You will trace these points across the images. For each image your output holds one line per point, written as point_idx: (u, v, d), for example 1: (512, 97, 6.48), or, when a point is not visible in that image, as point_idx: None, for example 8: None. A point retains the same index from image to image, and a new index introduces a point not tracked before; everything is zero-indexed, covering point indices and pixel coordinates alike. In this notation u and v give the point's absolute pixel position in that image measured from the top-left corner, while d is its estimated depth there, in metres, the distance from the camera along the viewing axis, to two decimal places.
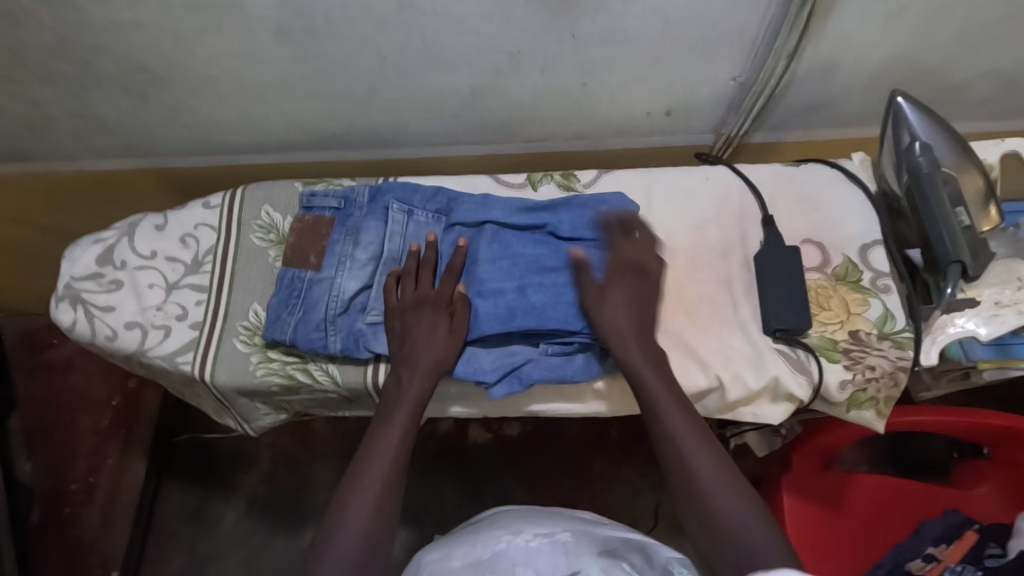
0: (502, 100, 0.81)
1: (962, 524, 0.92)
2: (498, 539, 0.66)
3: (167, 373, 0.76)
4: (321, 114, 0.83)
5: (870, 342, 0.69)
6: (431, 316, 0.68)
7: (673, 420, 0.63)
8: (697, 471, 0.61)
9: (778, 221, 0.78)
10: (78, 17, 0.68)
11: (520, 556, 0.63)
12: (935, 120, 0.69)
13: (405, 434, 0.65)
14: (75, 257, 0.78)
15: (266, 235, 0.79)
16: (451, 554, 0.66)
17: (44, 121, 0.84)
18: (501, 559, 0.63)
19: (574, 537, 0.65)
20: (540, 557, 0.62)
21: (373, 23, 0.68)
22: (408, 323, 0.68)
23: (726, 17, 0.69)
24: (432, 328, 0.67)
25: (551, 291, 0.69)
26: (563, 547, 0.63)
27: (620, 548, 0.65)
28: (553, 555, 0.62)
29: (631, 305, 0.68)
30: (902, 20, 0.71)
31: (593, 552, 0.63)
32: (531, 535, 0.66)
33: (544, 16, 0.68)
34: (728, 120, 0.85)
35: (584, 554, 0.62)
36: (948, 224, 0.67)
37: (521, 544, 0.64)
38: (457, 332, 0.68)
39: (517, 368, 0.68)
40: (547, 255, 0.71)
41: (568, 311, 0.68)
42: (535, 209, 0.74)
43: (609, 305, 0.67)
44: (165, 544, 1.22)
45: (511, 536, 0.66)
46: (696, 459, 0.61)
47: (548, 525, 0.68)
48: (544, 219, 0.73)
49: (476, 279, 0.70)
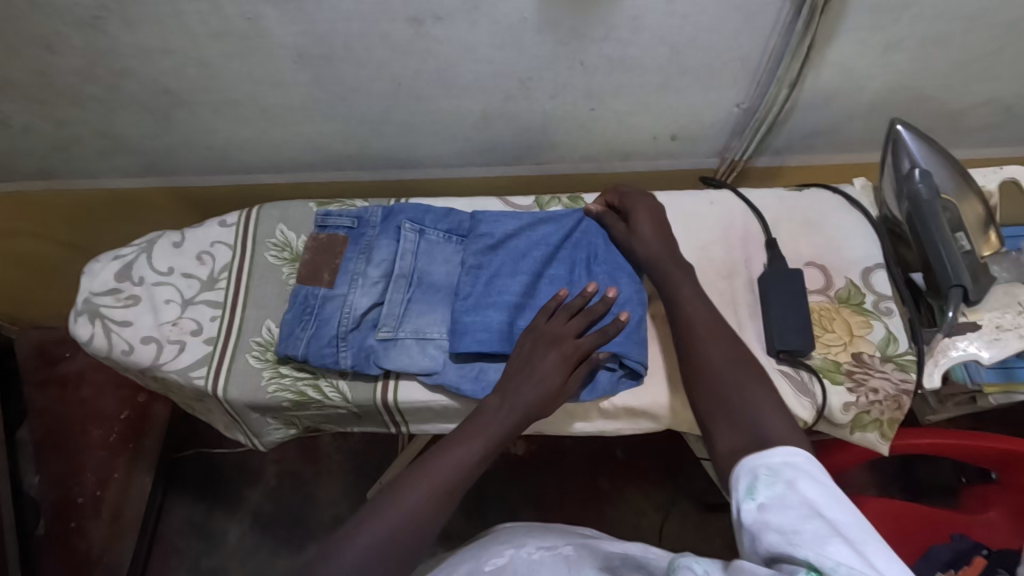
0: (513, 124, 0.83)
1: (970, 549, 0.94)
2: (500, 552, 0.67)
3: (180, 387, 0.78)
4: (336, 137, 0.86)
5: (873, 364, 0.70)
6: (559, 358, 0.66)
7: (702, 351, 0.64)
8: (717, 382, 0.62)
9: (782, 243, 0.79)
10: (109, 43, 0.71)
11: (522, 567, 0.64)
12: (934, 148, 0.71)
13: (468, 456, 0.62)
14: (95, 273, 0.80)
15: (280, 252, 0.81)
16: (455, 567, 0.66)
17: (68, 141, 0.87)
18: (504, 570, 0.64)
19: (576, 550, 0.66)
20: (541, 568, 0.63)
21: (390, 50, 0.71)
22: (535, 355, 0.67)
23: (729, 48, 0.72)
24: (553, 372, 0.66)
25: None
26: (565, 560, 0.64)
27: (620, 567, 0.64)
28: (555, 567, 0.63)
29: (659, 229, 0.75)
30: (902, 51, 0.74)
31: (594, 567, 0.63)
32: (533, 547, 0.67)
33: (554, 46, 0.70)
34: (733, 145, 0.87)
35: (585, 567, 0.63)
36: (948, 249, 0.68)
37: (524, 556, 0.65)
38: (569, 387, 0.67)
39: None
40: (562, 275, 0.74)
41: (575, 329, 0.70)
42: (555, 219, 0.78)
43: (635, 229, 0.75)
44: (168, 559, 1.23)
45: (513, 549, 0.67)
46: (716, 380, 0.62)
47: (549, 539, 0.69)
48: (559, 232, 0.76)
49: (490, 294, 0.72)
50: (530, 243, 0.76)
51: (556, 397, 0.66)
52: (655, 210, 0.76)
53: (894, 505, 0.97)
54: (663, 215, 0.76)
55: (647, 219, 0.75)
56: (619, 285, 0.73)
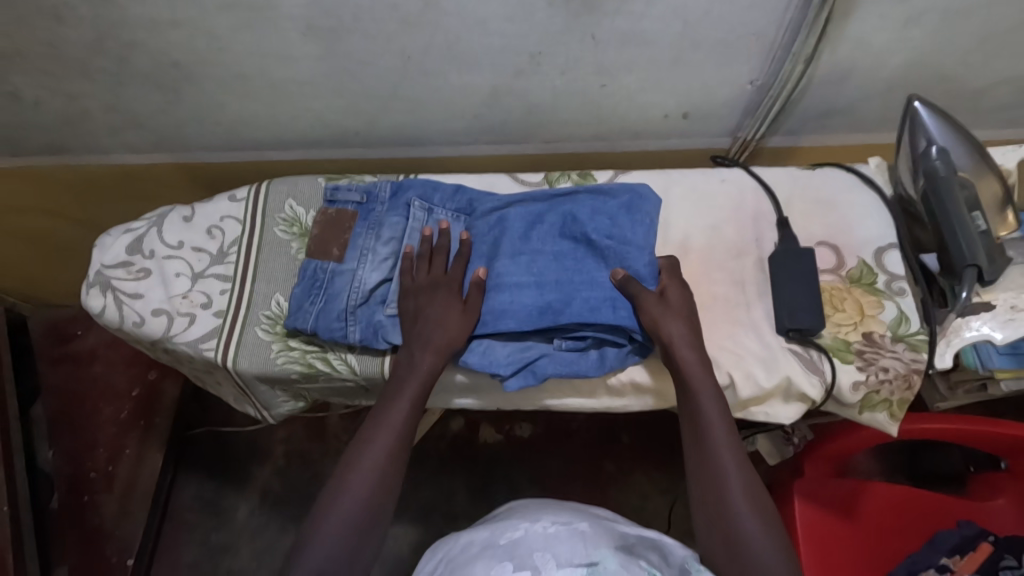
0: (522, 101, 0.82)
1: (976, 535, 0.92)
2: (516, 527, 0.67)
3: (190, 359, 0.78)
4: (345, 113, 0.85)
5: (884, 345, 0.69)
6: (445, 298, 0.70)
7: (718, 445, 0.64)
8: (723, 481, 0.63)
9: (793, 222, 0.78)
10: (118, 15, 0.71)
11: (537, 543, 0.63)
12: (953, 124, 0.70)
13: (411, 413, 0.67)
14: (106, 246, 0.81)
15: (289, 227, 0.81)
16: (473, 538, 0.67)
17: (80, 115, 0.87)
18: (519, 547, 0.63)
19: (592, 527, 0.66)
20: (557, 543, 0.63)
21: (399, 23, 0.71)
22: (421, 305, 0.71)
23: (743, 22, 0.71)
24: (451, 322, 0.69)
25: (566, 290, 0.70)
26: (580, 535, 0.64)
27: (636, 544, 0.65)
28: (571, 542, 0.63)
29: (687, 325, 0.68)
30: (921, 26, 0.72)
31: (611, 545, 0.63)
32: (548, 522, 0.67)
33: (565, 18, 0.70)
34: (745, 124, 0.86)
35: (602, 546, 0.62)
36: (964, 228, 0.67)
37: (540, 531, 0.65)
38: (471, 313, 0.70)
39: (532, 362, 0.69)
40: (569, 249, 0.73)
41: (583, 304, 0.68)
42: (555, 198, 0.76)
43: (663, 314, 0.67)
44: (179, 534, 1.25)
45: (528, 524, 0.67)
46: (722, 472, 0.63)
47: (564, 515, 0.69)
48: (563, 207, 0.75)
49: (494, 273, 0.72)
50: (527, 218, 0.75)
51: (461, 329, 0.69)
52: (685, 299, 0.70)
53: (901, 492, 0.97)
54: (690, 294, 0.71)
55: (680, 307, 0.69)
56: (630, 258, 0.71)
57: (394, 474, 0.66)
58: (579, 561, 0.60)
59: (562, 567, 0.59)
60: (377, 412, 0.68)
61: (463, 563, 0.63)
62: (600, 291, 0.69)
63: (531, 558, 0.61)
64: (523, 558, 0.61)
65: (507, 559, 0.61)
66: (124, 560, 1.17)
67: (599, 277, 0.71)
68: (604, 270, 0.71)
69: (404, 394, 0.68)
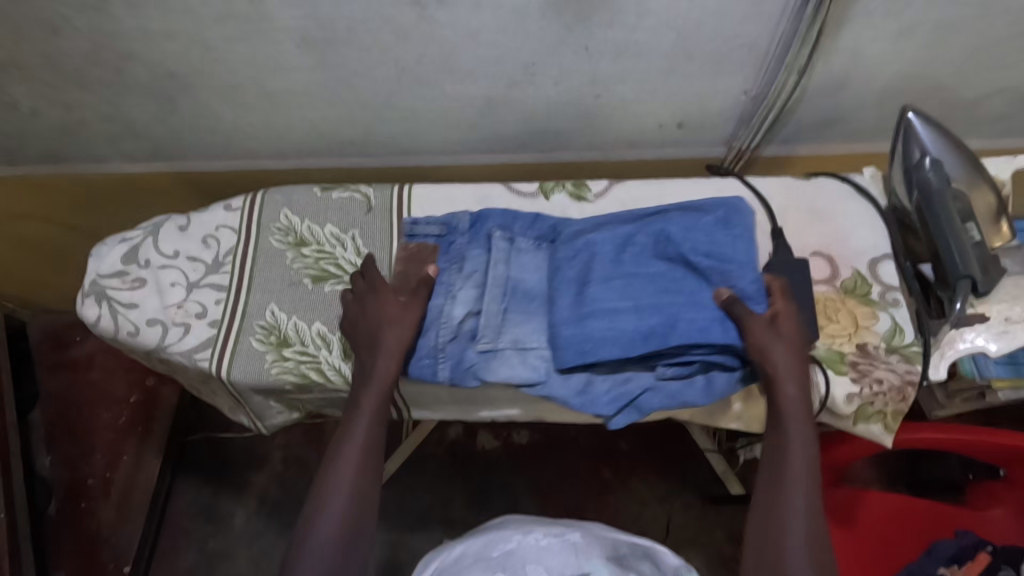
0: (517, 110, 0.83)
1: (974, 545, 0.91)
2: (508, 537, 0.67)
3: (185, 369, 0.78)
4: (340, 122, 0.86)
5: (877, 356, 0.69)
6: (380, 296, 0.72)
7: (791, 485, 0.62)
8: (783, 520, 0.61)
9: (787, 232, 0.78)
10: (114, 26, 0.71)
11: (531, 555, 0.67)
12: (945, 134, 0.70)
13: (374, 421, 0.67)
14: (101, 255, 0.81)
15: (284, 237, 0.82)
16: (463, 554, 0.66)
17: (77, 125, 0.87)
18: (512, 559, 0.66)
19: (584, 536, 0.68)
20: (551, 558, 0.67)
21: (393, 34, 0.71)
22: (363, 309, 0.72)
23: (737, 33, 0.71)
24: (396, 324, 0.70)
25: (666, 312, 0.67)
26: (572, 546, 0.67)
27: (628, 556, 0.68)
28: (563, 554, 0.67)
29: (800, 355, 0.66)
30: (914, 37, 0.72)
31: (602, 556, 0.67)
32: (541, 532, 0.68)
33: (558, 30, 0.70)
34: (740, 133, 0.86)
35: (594, 558, 0.67)
36: (957, 239, 0.67)
37: (533, 543, 0.67)
38: (410, 306, 0.72)
39: (635, 397, 0.68)
40: (666, 271, 0.70)
41: (687, 326, 0.65)
42: (642, 220, 0.74)
43: (774, 343, 0.65)
44: (176, 540, 1.25)
45: (521, 534, 0.68)
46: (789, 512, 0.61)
47: (559, 523, 0.70)
48: (653, 228, 0.73)
49: (586, 299, 0.69)
50: (615, 242, 0.73)
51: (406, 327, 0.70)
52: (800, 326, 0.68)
53: (892, 500, 0.98)
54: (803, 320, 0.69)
55: (794, 333, 0.67)
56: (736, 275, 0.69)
57: (370, 485, 0.66)
58: (570, 572, 0.65)
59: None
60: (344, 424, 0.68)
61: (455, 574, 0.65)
62: (706, 311, 0.66)
63: (525, 571, 0.66)
64: (515, 571, 0.66)
65: (501, 571, 0.65)
66: (120, 567, 1.16)
67: (699, 297, 0.68)
68: (706, 290, 0.68)
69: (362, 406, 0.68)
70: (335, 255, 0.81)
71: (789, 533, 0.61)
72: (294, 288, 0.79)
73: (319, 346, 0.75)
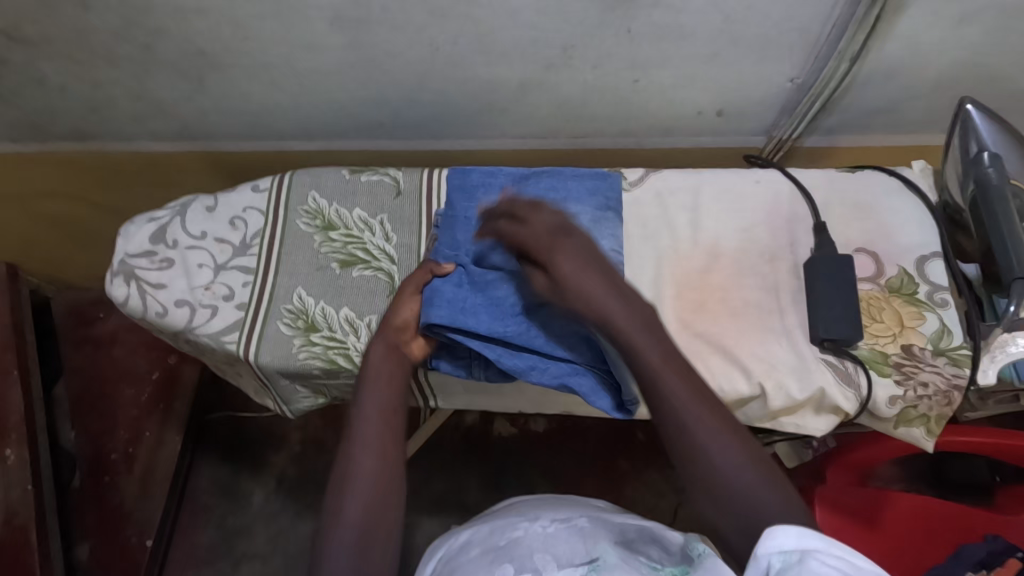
0: (551, 96, 0.80)
1: (1004, 551, 0.87)
2: (515, 526, 0.65)
3: (212, 351, 0.78)
4: (369, 103, 0.84)
5: (923, 358, 0.67)
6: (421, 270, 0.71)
7: (668, 379, 0.59)
8: (687, 415, 0.57)
9: (831, 228, 0.75)
10: (145, 1, 0.69)
11: (537, 543, 0.62)
12: (1006, 130, 0.67)
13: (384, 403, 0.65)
14: (129, 235, 0.80)
15: (312, 220, 0.80)
16: (470, 541, 0.66)
17: (106, 102, 0.86)
18: (519, 546, 0.62)
19: (591, 522, 0.65)
20: (557, 542, 0.62)
21: (429, 14, 0.68)
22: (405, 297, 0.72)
23: (788, 17, 0.68)
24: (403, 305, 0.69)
25: None
26: (580, 532, 0.63)
27: (636, 540, 0.64)
28: (571, 540, 0.62)
29: (588, 262, 0.65)
30: (976, 24, 0.68)
31: (610, 539, 0.62)
32: (548, 521, 0.66)
33: (600, 10, 0.67)
34: (781, 122, 0.84)
35: (601, 541, 0.61)
36: (1015, 238, 0.64)
37: (539, 531, 0.64)
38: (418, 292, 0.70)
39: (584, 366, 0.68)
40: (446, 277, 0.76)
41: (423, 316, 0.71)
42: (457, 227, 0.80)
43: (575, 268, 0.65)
44: (196, 516, 1.27)
45: (528, 523, 0.66)
46: (683, 403, 0.58)
47: (563, 511, 0.68)
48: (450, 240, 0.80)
49: None
50: None
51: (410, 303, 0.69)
52: (571, 243, 0.66)
53: (921, 502, 0.95)
54: (568, 230, 0.68)
55: (581, 252, 0.66)
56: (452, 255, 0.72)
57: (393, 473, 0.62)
58: (580, 559, 0.59)
59: (562, 569, 0.58)
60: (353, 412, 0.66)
61: (460, 564, 0.63)
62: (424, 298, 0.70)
63: (531, 558, 0.60)
64: (523, 560, 0.60)
65: (507, 561, 0.60)
66: (143, 542, 1.18)
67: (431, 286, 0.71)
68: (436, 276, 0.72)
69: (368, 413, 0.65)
70: (363, 240, 0.79)
71: (716, 438, 0.56)
72: (322, 273, 0.77)
73: (346, 331, 0.74)
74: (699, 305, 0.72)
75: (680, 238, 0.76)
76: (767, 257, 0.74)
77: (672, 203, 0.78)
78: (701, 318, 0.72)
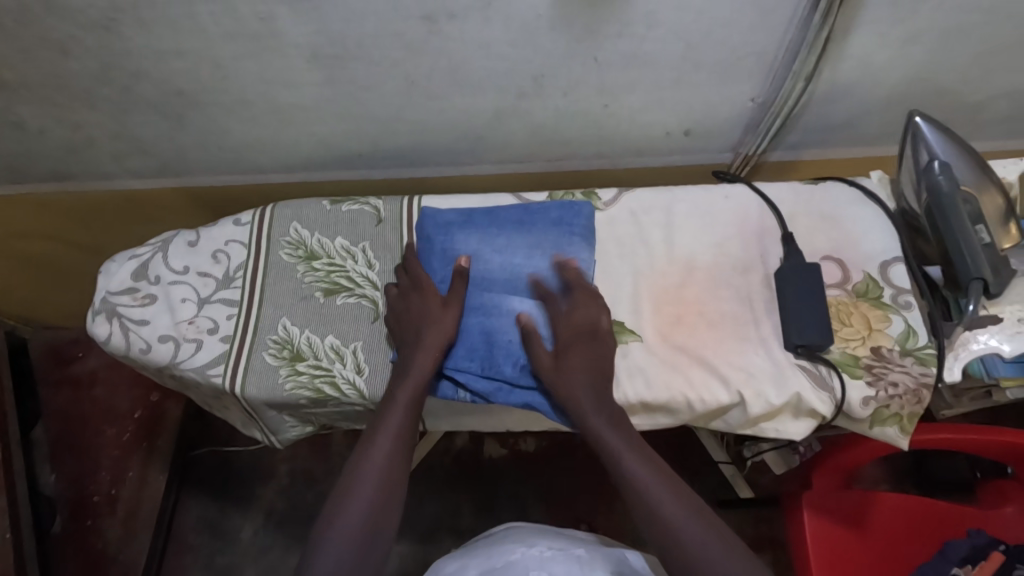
0: (525, 122, 0.83)
1: (987, 544, 0.91)
2: (511, 550, 0.66)
3: (197, 385, 0.78)
4: (348, 136, 0.86)
5: (892, 359, 0.69)
6: (421, 294, 0.73)
7: (636, 466, 0.64)
8: (657, 504, 0.62)
9: (799, 239, 0.78)
10: (124, 46, 0.71)
11: (533, 563, 0.64)
12: (954, 139, 0.71)
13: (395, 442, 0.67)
14: (111, 272, 0.81)
15: (294, 250, 0.81)
16: (467, 565, 0.67)
17: (85, 143, 0.87)
18: (514, 567, 0.64)
19: (588, 552, 0.66)
20: (554, 566, 0.63)
21: (404, 48, 0.71)
22: (404, 307, 0.73)
23: (744, 43, 0.72)
24: (436, 327, 0.70)
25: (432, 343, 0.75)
26: (578, 560, 0.65)
27: None
28: (569, 565, 0.64)
29: (593, 367, 0.68)
30: (919, 43, 0.73)
31: (606, 569, 0.64)
32: (545, 546, 0.67)
33: (567, 42, 0.70)
34: (746, 139, 0.87)
35: (598, 569, 0.64)
36: (969, 242, 0.67)
37: (535, 554, 0.65)
38: (450, 308, 0.71)
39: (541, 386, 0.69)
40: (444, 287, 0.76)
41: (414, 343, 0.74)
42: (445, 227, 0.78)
43: (578, 369, 0.68)
44: (182, 555, 1.21)
45: (524, 547, 0.67)
46: (649, 486, 0.63)
47: (562, 540, 0.69)
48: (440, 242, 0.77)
49: None
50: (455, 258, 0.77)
51: (443, 321, 0.70)
52: (589, 347, 0.69)
53: (903, 502, 0.96)
54: (598, 335, 0.70)
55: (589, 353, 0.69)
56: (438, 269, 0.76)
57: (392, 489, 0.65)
58: None
59: None
60: (366, 438, 0.68)
61: None
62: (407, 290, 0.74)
63: None
64: None
65: None
66: None
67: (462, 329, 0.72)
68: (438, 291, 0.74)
69: (389, 427, 0.67)
70: (346, 268, 0.80)
71: (682, 518, 0.61)
72: (306, 302, 0.78)
73: (332, 359, 0.75)
74: (676, 319, 0.75)
75: (656, 256, 0.79)
76: (739, 269, 0.77)
77: (646, 221, 0.81)
78: (679, 332, 0.74)
